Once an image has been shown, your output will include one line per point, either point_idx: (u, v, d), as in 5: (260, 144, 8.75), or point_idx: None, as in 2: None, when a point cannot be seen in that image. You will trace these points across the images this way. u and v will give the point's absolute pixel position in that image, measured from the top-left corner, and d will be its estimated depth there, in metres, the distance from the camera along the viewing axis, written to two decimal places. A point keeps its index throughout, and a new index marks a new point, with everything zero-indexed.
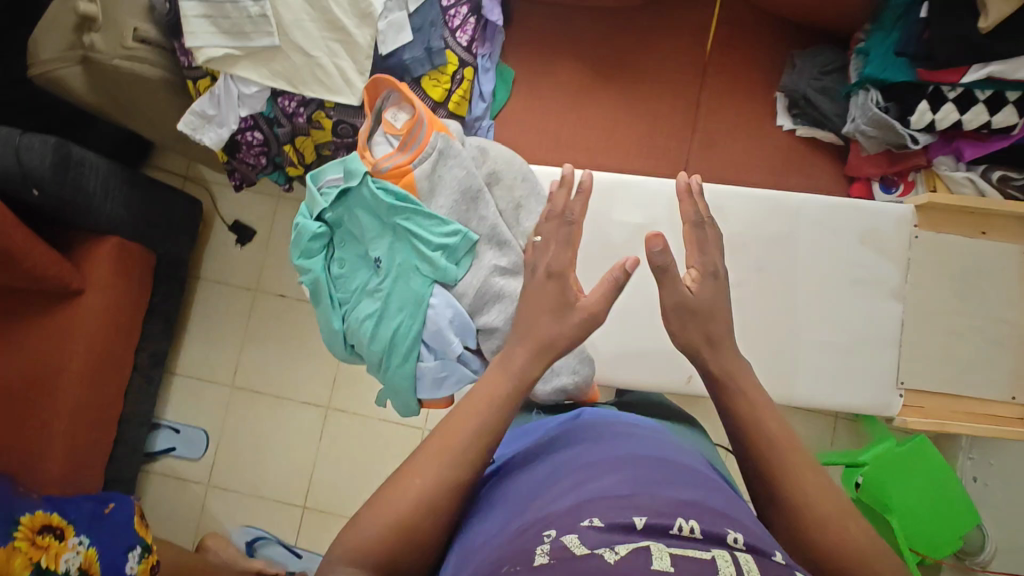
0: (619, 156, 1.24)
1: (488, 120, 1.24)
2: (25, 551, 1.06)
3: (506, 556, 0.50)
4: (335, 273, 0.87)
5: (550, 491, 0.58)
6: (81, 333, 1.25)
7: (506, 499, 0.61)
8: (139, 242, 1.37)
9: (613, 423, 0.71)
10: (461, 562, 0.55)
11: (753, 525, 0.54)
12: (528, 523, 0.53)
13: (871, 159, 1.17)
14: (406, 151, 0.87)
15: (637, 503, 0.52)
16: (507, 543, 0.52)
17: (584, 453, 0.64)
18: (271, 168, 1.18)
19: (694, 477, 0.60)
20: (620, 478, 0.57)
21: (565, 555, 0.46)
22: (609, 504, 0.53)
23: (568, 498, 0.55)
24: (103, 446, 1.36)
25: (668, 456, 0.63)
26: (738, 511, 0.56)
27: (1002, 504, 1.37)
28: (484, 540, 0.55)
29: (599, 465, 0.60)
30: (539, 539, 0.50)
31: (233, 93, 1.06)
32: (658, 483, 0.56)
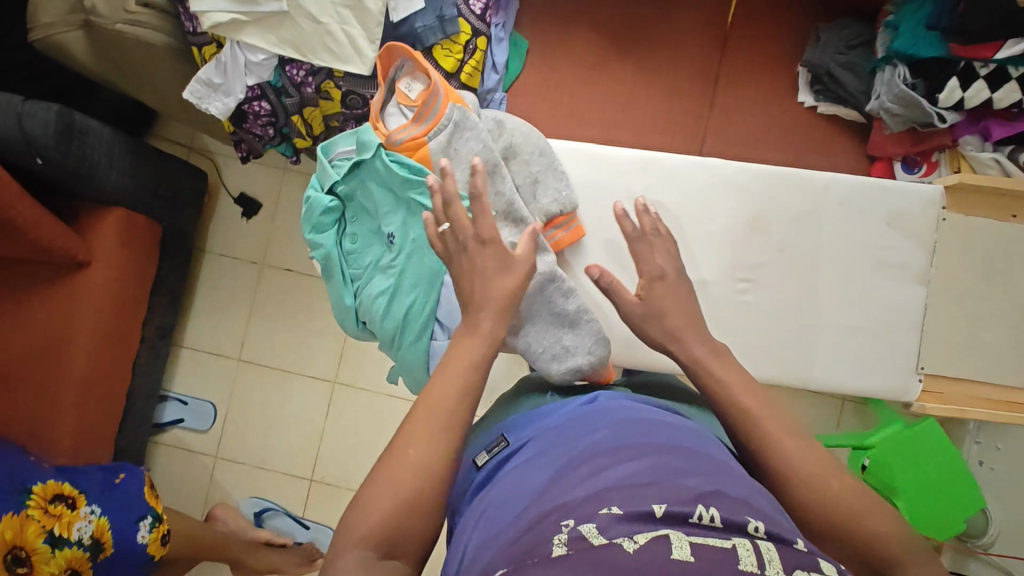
0: (634, 131, 1.21)
1: (501, 93, 1.21)
2: (37, 520, 1.08)
3: (524, 544, 0.50)
4: (347, 249, 0.86)
5: (566, 476, 0.59)
6: (89, 306, 1.25)
7: (522, 481, 0.62)
8: (144, 213, 1.36)
9: (628, 406, 0.71)
10: (480, 547, 0.56)
11: (771, 509, 0.55)
12: (544, 509, 0.54)
13: (895, 138, 1.14)
14: (421, 123, 0.84)
15: (657, 490, 0.53)
16: (524, 529, 0.53)
17: (600, 436, 0.64)
18: (279, 140, 1.15)
19: (714, 459, 0.60)
20: (639, 464, 0.57)
21: (586, 546, 0.46)
22: (628, 491, 0.53)
23: (585, 485, 0.56)
24: (112, 417, 1.37)
25: (685, 440, 0.63)
26: (758, 495, 0.56)
27: (1009, 488, 1.37)
28: (503, 526, 0.56)
29: (616, 450, 0.61)
30: (557, 528, 0.50)
31: (240, 61, 1.01)
32: (678, 468, 0.56)
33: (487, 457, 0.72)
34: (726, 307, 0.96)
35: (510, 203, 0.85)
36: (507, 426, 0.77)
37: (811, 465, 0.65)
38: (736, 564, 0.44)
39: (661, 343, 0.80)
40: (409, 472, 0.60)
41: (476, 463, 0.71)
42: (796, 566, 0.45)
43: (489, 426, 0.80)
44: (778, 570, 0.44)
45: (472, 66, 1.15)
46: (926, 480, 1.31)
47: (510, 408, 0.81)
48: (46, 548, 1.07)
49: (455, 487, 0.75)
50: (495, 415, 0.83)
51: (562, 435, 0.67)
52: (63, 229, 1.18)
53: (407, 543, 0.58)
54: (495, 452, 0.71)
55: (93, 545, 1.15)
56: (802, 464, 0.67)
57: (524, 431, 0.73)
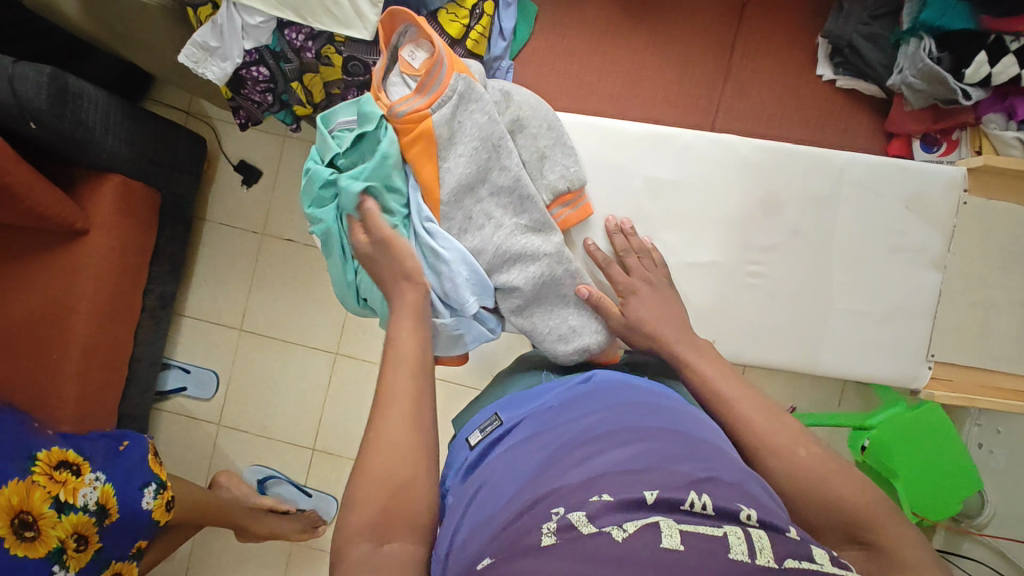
0: (644, 103, 1.17)
1: (508, 60, 1.17)
2: (44, 486, 1.09)
3: (514, 530, 0.50)
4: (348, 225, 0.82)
5: (559, 460, 0.58)
6: (88, 275, 1.24)
7: (516, 461, 0.61)
8: (143, 180, 1.33)
9: (625, 388, 0.70)
10: (470, 528, 0.56)
11: (765, 497, 0.54)
12: (536, 495, 0.53)
13: (914, 115, 1.10)
14: (424, 94, 0.80)
15: (650, 477, 0.52)
16: (515, 514, 0.52)
17: (594, 421, 0.63)
18: (278, 107, 1.11)
19: (711, 445, 0.59)
20: (632, 450, 0.56)
21: (575, 535, 0.46)
22: (620, 478, 0.52)
23: (578, 470, 0.55)
24: (116, 385, 1.37)
25: (682, 424, 0.62)
26: (753, 482, 0.56)
27: (1006, 471, 1.37)
28: (492, 510, 0.55)
29: (611, 435, 0.60)
30: (547, 514, 0.50)
31: (237, 24, 0.96)
32: (672, 454, 0.55)
33: (480, 437, 0.71)
34: (734, 288, 0.95)
35: (515, 179, 0.82)
36: (502, 405, 0.76)
37: (817, 454, 0.65)
38: (726, 553, 0.43)
39: (669, 327, 0.79)
40: (410, 455, 0.59)
41: (470, 443, 0.71)
42: (787, 555, 0.45)
43: (485, 404, 0.79)
44: (768, 560, 0.43)
45: (478, 32, 1.10)
46: (924, 463, 1.31)
47: (506, 388, 0.80)
48: (52, 513, 1.09)
49: (448, 465, 0.74)
50: (491, 395, 0.82)
51: (556, 418, 0.66)
52: (60, 197, 1.16)
53: (408, 526, 0.57)
54: (489, 432, 0.70)
55: (99, 511, 1.16)
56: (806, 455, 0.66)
57: (518, 411, 0.72)
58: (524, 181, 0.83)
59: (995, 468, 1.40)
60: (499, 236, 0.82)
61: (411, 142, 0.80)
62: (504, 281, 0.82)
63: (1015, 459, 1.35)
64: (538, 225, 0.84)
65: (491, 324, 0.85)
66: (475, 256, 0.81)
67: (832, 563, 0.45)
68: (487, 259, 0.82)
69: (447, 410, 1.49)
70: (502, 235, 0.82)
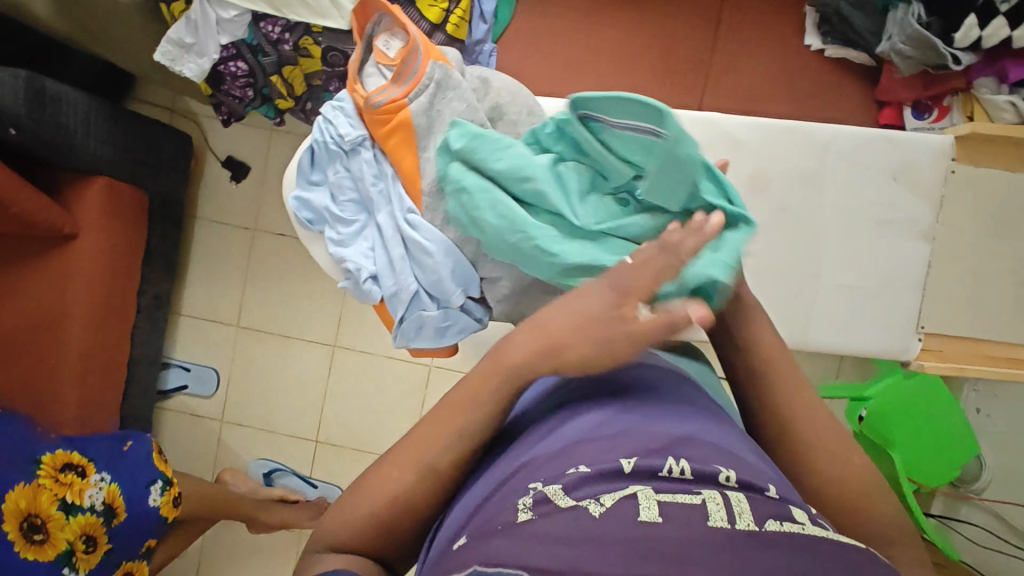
0: (631, 81, 1.15)
1: (490, 43, 1.14)
2: (50, 488, 1.11)
3: (490, 505, 0.49)
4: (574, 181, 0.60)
5: (535, 431, 0.58)
6: (77, 279, 1.23)
7: (499, 433, 0.61)
8: (129, 181, 1.32)
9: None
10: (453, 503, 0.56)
11: (748, 455, 0.53)
12: (511, 466, 0.53)
13: (906, 82, 1.08)
14: (401, 84, 0.66)
15: (625, 441, 0.51)
16: (492, 486, 0.52)
17: (568, 389, 0.63)
18: (260, 101, 1.09)
19: (687, 405, 0.59)
20: (605, 414, 0.56)
21: (550, 509, 0.44)
22: (597, 445, 0.51)
23: (552, 438, 0.55)
24: (115, 387, 1.38)
25: (660, 386, 0.62)
26: (735, 442, 0.55)
27: (1001, 434, 1.39)
28: (473, 482, 0.56)
29: (585, 401, 0.59)
30: (523, 488, 0.49)
31: (211, 18, 0.94)
32: (649, 418, 0.55)
33: None
34: None
35: None
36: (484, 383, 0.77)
37: None
38: (705, 521, 0.42)
39: None
40: None
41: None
42: (767, 516, 0.43)
43: None
44: (748, 524, 0.42)
45: (458, 16, 1.08)
46: (921, 431, 1.32)
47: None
48: (60, 515, 1.11)
49: None
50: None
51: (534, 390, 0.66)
52: (44, 202, 1.15)
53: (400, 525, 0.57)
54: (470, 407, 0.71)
55: (106, 511, 1.18)
56: None
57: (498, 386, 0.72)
58: None
59: (991, 431, 1.41)
60: None
61: (385, 134, 0.67)
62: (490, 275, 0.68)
63: (1010, 422, 1.36)
64: None
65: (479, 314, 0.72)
66: (455, 246, 0.67)
67: (812, 523, 0.44)
68: (471, 250, 0.67)
69: None
70: None
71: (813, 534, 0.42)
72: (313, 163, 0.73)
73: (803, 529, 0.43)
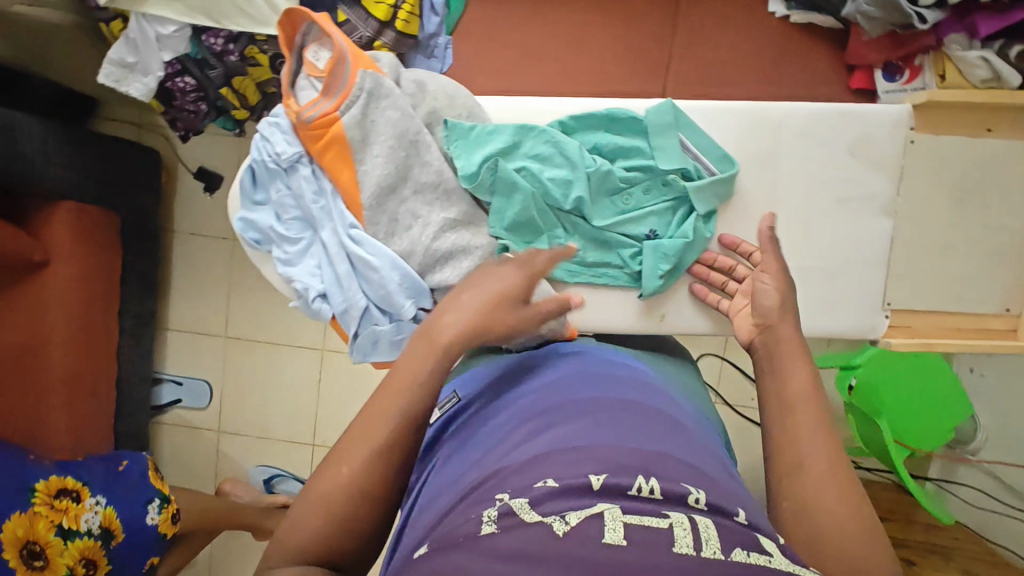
0: (593, 64, 1.12)
1: (445, 36, 1.12)
2: (46, 515, 1.13)
3: (456, 520, 0.45)
4: (581, 197, 0.69)
5: (507, 438, 0.53)
6: (56, 307, 1.24)
7: (471, 443, 0.57)
8: (96, 203, 1.32)
9: (587, 362, 0.65)
10: (420, 516, 0.52)
11: (720, 477, 0.49)
12: (481, 477, 0.49)
13: (874, 44, 1.04)
14: (331, 96, 0.64)
15: (597, 455, 0.47)
16: (460, 499, 0.48)
17: (546, 396, 0.59)
18: (215, 114, 1.08)
19: (666, 421, 0.55)
20: (581, 423, 0.51)
21: (515, 524, 0.40)
22: (566, 458, 0.47)
23: (526, 448, 0.50)
24: (106, 408, 1.39)
25: (640, 399, 0.58)
26: (710, 464, 0.51)
27: (996, 394, 1.37)
28: (440, 496, 0.51)
29: (562, 410, 0.55)
30: (489, 500, 0.44)
31: (150, 35, 0.91)
32: (626, 431, 0.51)
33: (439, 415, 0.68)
34: None
35: (439, 174, 0.66)
36: (462, 382, 0.73)
37: None
38: (670, 548, 0.38)
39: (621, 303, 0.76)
40: None
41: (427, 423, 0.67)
42: (735, 545, 0.39)
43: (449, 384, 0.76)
44: (714, 552, 0.38)
45: (407, 11, 1.04)
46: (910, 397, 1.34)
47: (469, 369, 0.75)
48: (59, 540, 1.13)
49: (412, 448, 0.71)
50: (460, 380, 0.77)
51: (512, 395, 0.62)
52: (12, 232, 1.16)
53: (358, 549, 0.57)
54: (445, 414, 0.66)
55: (103, 533, 1.21)
56: None
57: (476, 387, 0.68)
58: (451, 175, 0.67)
59: (985, 391, 1.40)
60: (429, 235, 0.66)
61: (319, 149, 0.65)
62: (438, 281, 0.66)
63: (1003, 381, 1.35)
64: (471, 219, 0.68)
65: None
66: (402, 260, 0.66)
67: (783, 556, 0.40)
68: (417, 261, 0.66)
69: None
70: (428, 235, 0.66)
71: (785, 565, 0.38)
72: (255, 183, 0.72)
73: (772, 561, 0.38)
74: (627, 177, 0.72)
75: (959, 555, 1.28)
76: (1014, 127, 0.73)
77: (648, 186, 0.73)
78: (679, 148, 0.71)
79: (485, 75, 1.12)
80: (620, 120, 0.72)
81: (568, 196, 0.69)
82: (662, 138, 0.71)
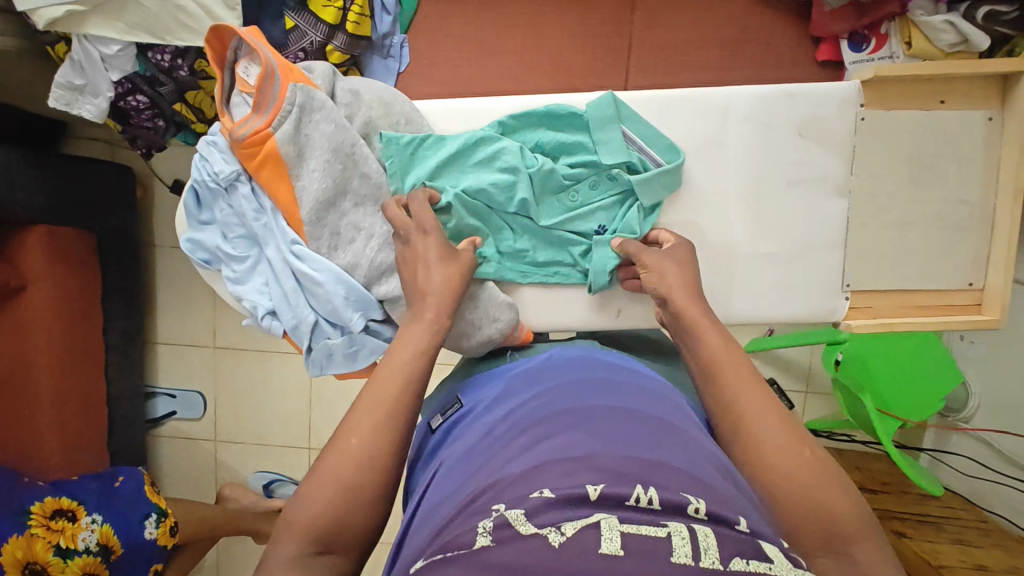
0: (553, 53, 1.10)
1: (399, 35, 1.10)
2: (43, 536, 1.15)
3: (452, 533, 0.42)
4: (521, 198, 0.70)
5: (508, 447, 0.51)
6: (37, 331, 1.25)
7: (470, 453, 0.55)
8: (68, 224, 1.32)
9: (588, 366, 0.62)
10: (421, 527, 0.49)
11: (720, 480, 0.47)
12: (480, 487, 0.46)
13: (838, 14, 1.00)
14: (262, 112, 0.63)
15: (597, 463, 0.44)
16: (459, 510, 0.45)
17: (551, 400, 0.56)
18: (174, 129, 1.08)
19: (668, 423, 0.52)
20: (581, 432, 0.49)
21: (509, 536, 0.38)
22: (565, 467, 0.44)
23: (524, 457, 0.48)
24: (97, 425, 1.41)
25: (639, 400, 0.56)
26: (712, 468, 0.48)
27: (987, 361, 1.35)
28: (439, 509, 0.49)
29: (562, 416, 0.52)
30: (485, 511, 0.42)
31: (95, 56, 0.91)
32: (624, 436, 0.48)
33: (441, 422, 0.66)
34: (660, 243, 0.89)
35: (379, 186, 0.67)
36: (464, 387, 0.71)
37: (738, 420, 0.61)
38: (668, 557, 0.36)
39: (588, 301, 0.75)
40: None
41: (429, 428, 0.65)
42: (735, 553, 0.37)
43: (446, 389, 0.73)
44: (713, 561, 0.35)
45: (356, 12, 1.02)
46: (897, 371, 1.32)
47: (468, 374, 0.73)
48: (58, 560, 1.15)
49: (413, 454, 0.69)
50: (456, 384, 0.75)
51: (515, 399, 0.60)
52: None
53: None
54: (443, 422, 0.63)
55: (102, 550, 1.22)
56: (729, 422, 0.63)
57: (479, 392, 0.66)
58: (390, 186, 0.68)
59: (977, 358, 1.38)
60: (373, 247, 0.66)
61: (256, 167, 0.65)
62: (385, 293, 0.67)
63: (995, 347, 1.32)
64: None
65: (388, 335, 0.70)
66: (347, 273, 0.66)
67: (786, 559, 0.38)
68: (362, 274, 0.66)
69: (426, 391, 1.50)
70: (372, 246, 0.66)
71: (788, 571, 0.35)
72: (199, 203, 0.71)
73: (774, 568, 0.36)
74: (571, 174, 0.72)
75: (952, 525, 1.27)
76: (966, 98, 0.71)
77: (597, 181, 0.73)
78: (622, 141, 0.71)
79: (445, 72, 1.11)
80: (560, 117, 0.72)
81: (512, 200, 0.70)
82: (605, 133, 0.71)
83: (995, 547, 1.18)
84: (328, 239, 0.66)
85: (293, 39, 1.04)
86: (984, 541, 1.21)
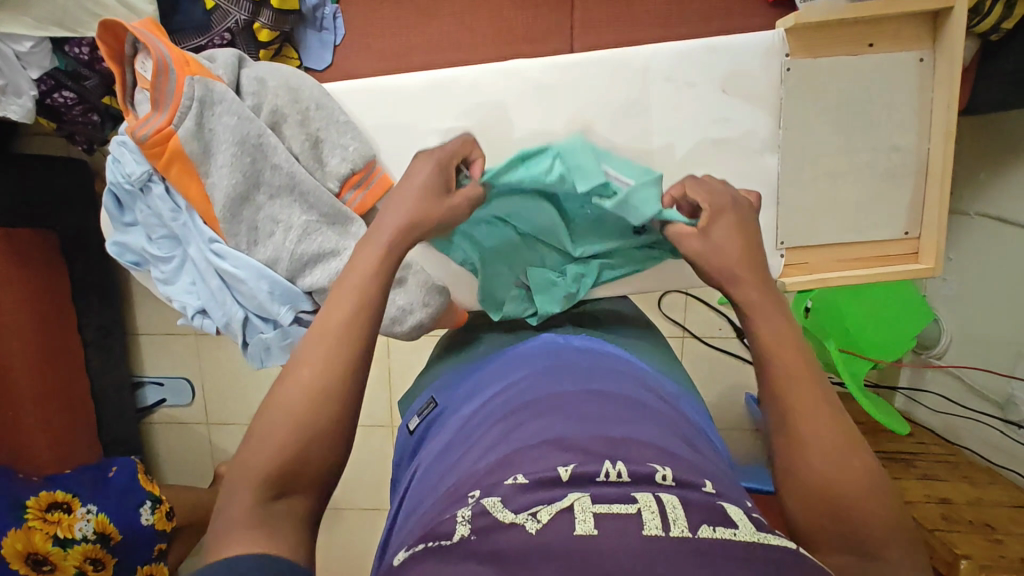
0: (493, 7, 1.03)
1: (330, 5, 1.05)
2: (41, 528, 1.19)
3: (429, 525, 0.40)
4: (537, 225, 0.72)
5: (482, 437, 0.48)
6: (12, 334, 1.29)
7: (447, 447, 0.52)
8: (25, 225, 1.32)
9: (556, 347, 0.60)
10: (405, 523, 0.48)
11: (682, 450, 0.45)
12: (457, 481, 0.44)
13: None
14: (161, 109, 0.63)
15: (567, 444, 0.43)
16: (436, 504, 0.43)
17: (526, 384, 0.53)
18: (113, 121, 1.04)
19: (633, 399, 0.50)
20: (552, 416, 0.47)
21: (487, 525, 0.36)
22: (536, 451, 0.43)
23: (498, 446, 0.45)
24: (84, 418, 1.45)
25: (604, 376, 0.54)
26: (675, 439, 0.46)
27: (959, 298, 1.34)
28: (417, 510, 0.47)
29: (534, 400, 0.50)
30: (462, 501, 0.40)
31: (9, 54, 0.88)
32: (592, 414, 0.46)
33: (420, 421, 0.63)
34: None
35: (291, 176, 0.67)
36: (444, 383, 0.66)
37: (682, 394, 0.61)
38: (639, 531, 0.34)
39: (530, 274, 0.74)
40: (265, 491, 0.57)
41: (408, 430, 0.63)
42: (703, 520, 0.36)
43: (422, 382, 0.70)
44: (682, 531, 0.34)
45: None
46: (878, 312, 1.31)
47: (450, 365, 0.68)
48: (59, 549, 1.20)
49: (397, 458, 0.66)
50: (421, 377, 0.72)
51: (486, 389, 0.57)
52: None
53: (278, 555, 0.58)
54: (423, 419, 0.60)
55: (100, 537, 1.26)
56: (684, 396, 0.62)
57: (452, 387, 0.63)
58: (302, 175, 0.67)
59: (950, 295, 1.37)
60: (291, 240, 0.67)
61: (165, 167, 0.65)
62: (311, 285, 0.67)
63: (968, 281, 1.31)
64: (338, 213, 0.69)
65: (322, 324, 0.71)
66: (269, 267, 0.67)
67: (749, 521, 0.37)
68: (284, 267, 0.67)
69: (411, 362, 1.42)
70: (293, 237, 0.67)
71: (751, 537, 0.35)
72: (121, 207, 0.70)
73: (739, 533, 0.35)
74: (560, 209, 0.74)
75: (921, 460, 1.29)
76: (894, 39, 0.75)
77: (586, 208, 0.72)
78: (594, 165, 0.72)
79: (382, 40, 1.06)
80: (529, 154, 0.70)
81: (530, 227, 0.72)
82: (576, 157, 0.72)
83: (961, 481, 1.20)
84: (268, 233, 0.68)
85: (217, 20, 1.02)
86: (951, 475, 1.23)
